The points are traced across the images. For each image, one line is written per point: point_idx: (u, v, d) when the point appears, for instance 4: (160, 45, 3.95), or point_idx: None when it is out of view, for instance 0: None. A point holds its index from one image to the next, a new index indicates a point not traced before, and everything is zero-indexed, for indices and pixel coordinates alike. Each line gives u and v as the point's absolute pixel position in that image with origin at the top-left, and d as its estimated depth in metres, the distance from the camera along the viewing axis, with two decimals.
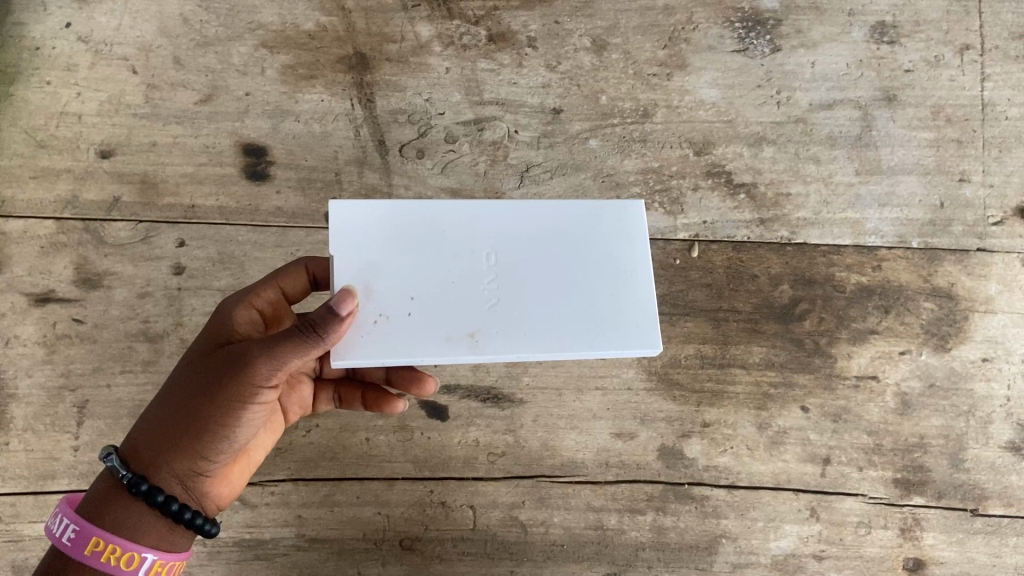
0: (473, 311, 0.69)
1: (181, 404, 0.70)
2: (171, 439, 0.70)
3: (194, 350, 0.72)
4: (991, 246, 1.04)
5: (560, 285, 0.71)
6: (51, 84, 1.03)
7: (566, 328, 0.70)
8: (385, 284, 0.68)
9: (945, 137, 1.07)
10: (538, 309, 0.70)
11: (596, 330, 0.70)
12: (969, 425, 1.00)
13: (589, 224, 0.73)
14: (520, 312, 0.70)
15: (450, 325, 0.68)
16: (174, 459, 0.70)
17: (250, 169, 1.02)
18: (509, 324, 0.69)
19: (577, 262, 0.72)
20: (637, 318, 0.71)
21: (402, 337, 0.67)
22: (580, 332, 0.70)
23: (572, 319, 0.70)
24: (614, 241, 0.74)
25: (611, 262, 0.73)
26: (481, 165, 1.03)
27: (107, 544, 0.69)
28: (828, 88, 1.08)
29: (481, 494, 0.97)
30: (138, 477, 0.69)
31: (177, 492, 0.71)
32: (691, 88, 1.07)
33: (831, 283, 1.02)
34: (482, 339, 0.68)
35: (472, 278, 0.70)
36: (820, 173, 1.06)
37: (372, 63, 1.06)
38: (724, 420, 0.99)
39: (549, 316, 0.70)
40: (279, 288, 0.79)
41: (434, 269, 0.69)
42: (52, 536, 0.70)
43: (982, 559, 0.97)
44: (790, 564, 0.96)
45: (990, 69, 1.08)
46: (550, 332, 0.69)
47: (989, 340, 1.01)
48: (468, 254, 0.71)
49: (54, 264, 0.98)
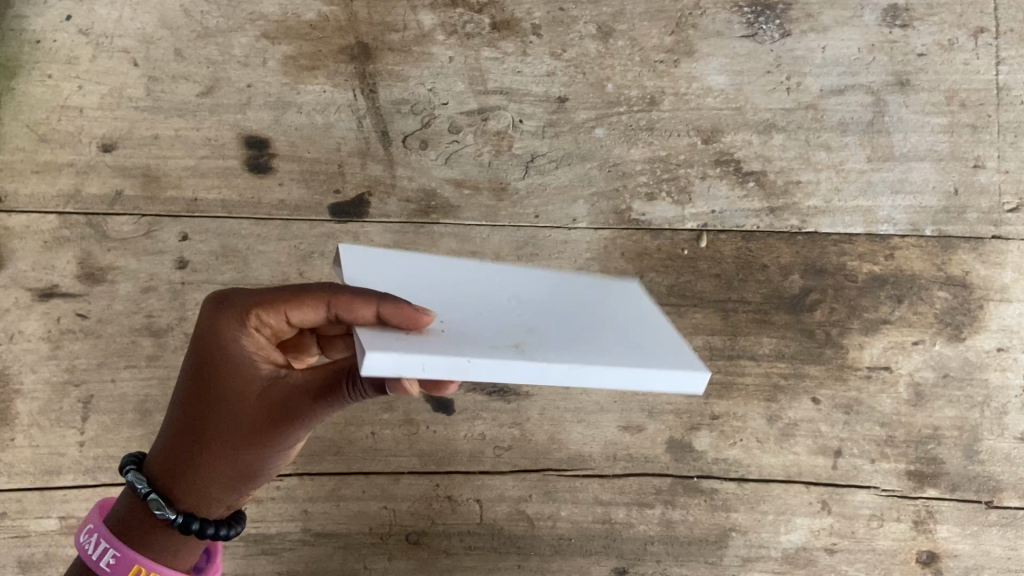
0: (507, 328, 0.56)
1: (222, 453, 0.67)
2: (214, 480, 0.68)
3: (216, 393, 0.67)
4: (1006, 234, 1.01)
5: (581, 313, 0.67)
6: (52, 78, 1.02)
7: (624, 347, 0.55)
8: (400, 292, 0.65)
9: (959, 122, 1.04)
10: (580, 324, 0.62)
11: (658, 347, 0.58)
12: (983, 415, 0.98)
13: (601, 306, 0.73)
14: (563, 324, 0.61)
15: (479, 344, 0.51)
16: (219, 495, 0.69)
17: (253, 161, 1.01)
18: (555, 339, 0.55)
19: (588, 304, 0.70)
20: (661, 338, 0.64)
21: (426, 351, 0.47)
22: (648, 355, 0.54)
23: (617, 331, 0.62)
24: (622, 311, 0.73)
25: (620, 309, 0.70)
26: (486, 155, 1.02)
27: (149, 573, 0.68)
28: (839, 73, 1.05)
29: (488, 487, 0.96)
30: (188, 517, 0.69)
31: (223, 517, 0.72)
32: (699, 74, 1.05)
33: (843, 272, 1.01)
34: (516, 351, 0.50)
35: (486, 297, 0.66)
36: (831, 160, 1.03)
37: (374, 52, 1.04)
38: (734, 412, 0.98)
39: (594, 330, 0.60)
40: (289, 313, 0.68)
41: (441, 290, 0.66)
42: (88, 558, 0.69)
43: (997, 552, 0.97)
44: (801, 558, 0.96)
45: (1004, 53, 1.05)
46: (608, 351, 0.53)
47: (1004, 329, 0.99)
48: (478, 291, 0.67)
49: (57, 259, 0.98)
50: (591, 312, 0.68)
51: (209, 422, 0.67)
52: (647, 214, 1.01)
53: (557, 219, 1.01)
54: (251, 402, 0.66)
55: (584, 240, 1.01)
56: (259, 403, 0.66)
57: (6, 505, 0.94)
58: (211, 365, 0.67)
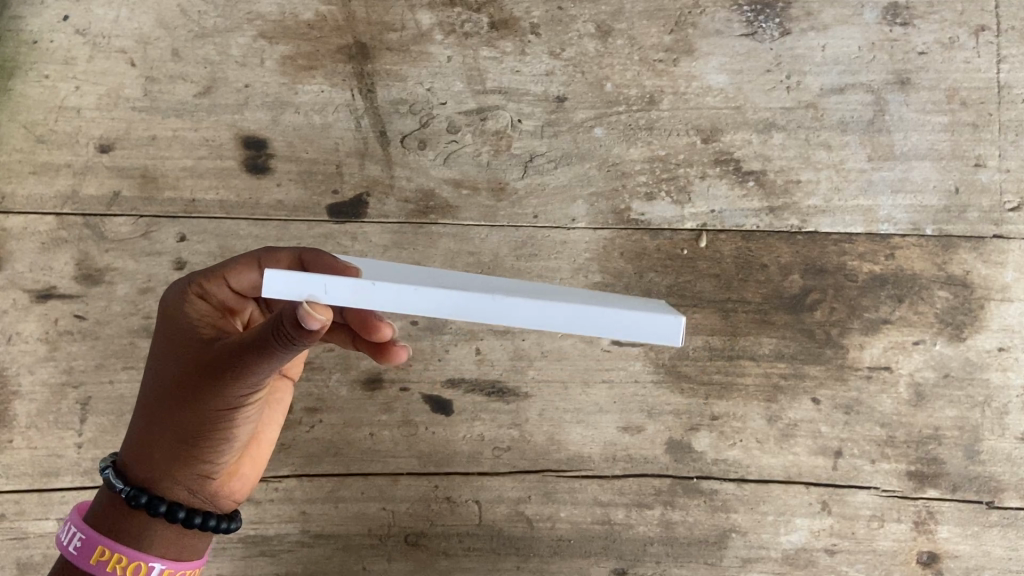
0: (457, 283, 0.52)
1: (172, 420, 0.68)
2: (164, 452, 0.70)
3: (168, 361, 0.69)
4: (1007, 233, 1.01)
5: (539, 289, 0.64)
6: (49, 78, 1.02)
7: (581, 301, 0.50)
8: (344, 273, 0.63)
9: (959, 121, 1.03)
10: (546, 291, 0.56)
11: (629, 306, 0.51)
12: (984, 415, 0.98)
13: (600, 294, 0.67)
14: (525, 288, 0.55)
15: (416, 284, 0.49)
16: (176, 471, 0.70)
17: (251, 161, 1.01)
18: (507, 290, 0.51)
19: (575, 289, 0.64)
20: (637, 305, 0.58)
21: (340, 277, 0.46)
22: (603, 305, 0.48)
23: (590, 298, 0.55)
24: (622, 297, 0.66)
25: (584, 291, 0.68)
26: (484, 154, 1.02)
27: (111, 553, 0.70)
28: (839, 72, 1.04)
29: (487, 488, 0.96)
30: (138, 490, 0.70)
31: (182, 499, 0.72)
32: (698, 74, 1.04)
33: (843, 272, 1.00)
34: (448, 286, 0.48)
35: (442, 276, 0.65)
36: (831, 159, 1.03)
37: (372, 52, 1.04)
38: (733, 412, 0.97)
39: (563, 295, 0.54)
40: (232, 282, 0.71)
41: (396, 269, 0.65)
42: (60, 545, 0.72)
43: (998, 553, 0.96)
44: (802, 559, 0.96)
45: (1006, 50, 1.04)
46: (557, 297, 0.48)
47: (1005, 329, 0.99)
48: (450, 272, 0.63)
49: (55, 260, 0.98)
50: (576, 291, 0.62)
51: (162, 390, 0.69)
52: (647, 214, 1.01)
53: (556, 219, 1.01)
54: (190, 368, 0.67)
55: (584, 240, 1.00)
56: (197, 367, 0.67)
57: (3, 507, 0.94)
58: (163, 340, 0.71)
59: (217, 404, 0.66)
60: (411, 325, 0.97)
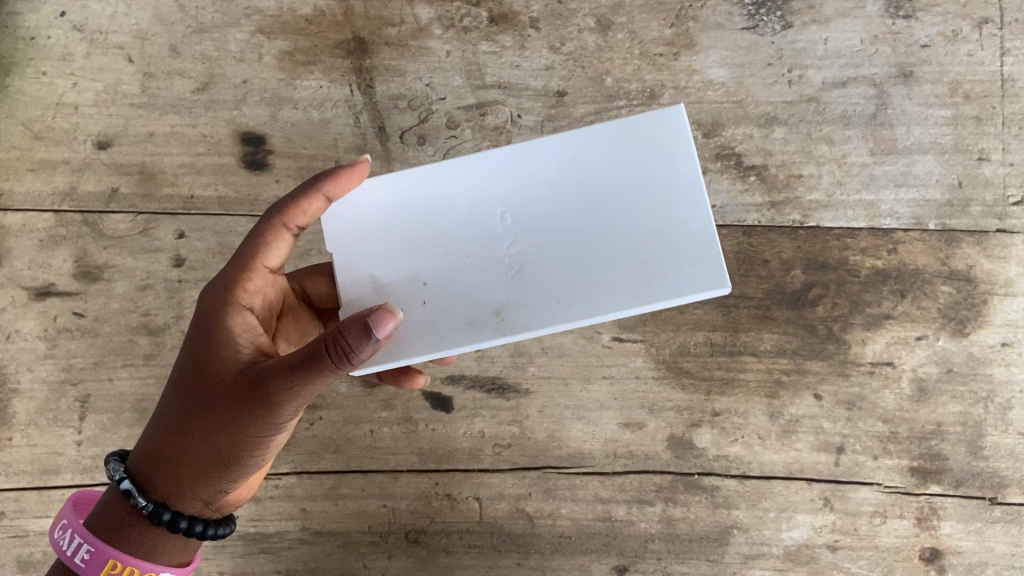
0: (508, 291, 0.66)
1: (201, 440, 0.66)
2: (190, 471, 0.67)
3: (201, 374, 0.66)
4: (1011, 227, 1.00)
5: (592, 215, 0.67)
6: (47, 75, 1.02)
7: (608, 282, 0.65)
8: (393, 271, 0.68)
9: (963, 115, 1.02)
10: (577, 266, 0.66)
11: (663, 273, 0.65)
12: (987, 411, 0.97)
13: (630, 163, 0.67)
14: (561, 283, 0.66)
15: (469, 309, 0.67)
16: (198, 490, 0.68)
17: (249, 157, 1.00)
18: (557, 307, 0.65)
19: (605, 194, 0.67)
20: (692, 255, 0.65)
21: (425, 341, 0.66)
22: (625, 285, 0.65)
23: (617, 264, 0.66)
24: (652, 175, 0.67)
25: (637, 178, 0.67)
26: (484, 150, 1.01)
27: (124, 566, 0.69)
28: (841, 65, 1.03)
29: (487, 485, 0.96)
30: (160, 506, 0.68)
31: (199, 513, 0.71)
32: (699, 68, 1.03)
33: (845, 266, 0.99)
34: (508, 318, 0.66)
35: (487, 231, 0.68)
36: (833, 153, 1.02)
37: (371, 47, 1.03)
38: (734, 408, 0.97)
39: (593, 279, 0.65)
40: (271, 263, 0.71)
41: (440, 229, 0.69)
42: (62, 553, 0.69)
43: (1001, 549, 0.95)
44: (803, 555, 0.95)
45: (1010, 43, 1.03)
46: (589, 294, 0.65)
47: (1008, 324, 0.98)
48: (479, 209, 0.68)
49: (53, 258, 0.97)
50: (607, 214, 0.67)
51: (190, 405, 0.66)
52: None
53: None
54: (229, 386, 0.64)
55: None
56: (233, 390, 0.64)
57: (4, 505, 0.94)
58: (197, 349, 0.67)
59: (254, 430, 0.64)
60: None
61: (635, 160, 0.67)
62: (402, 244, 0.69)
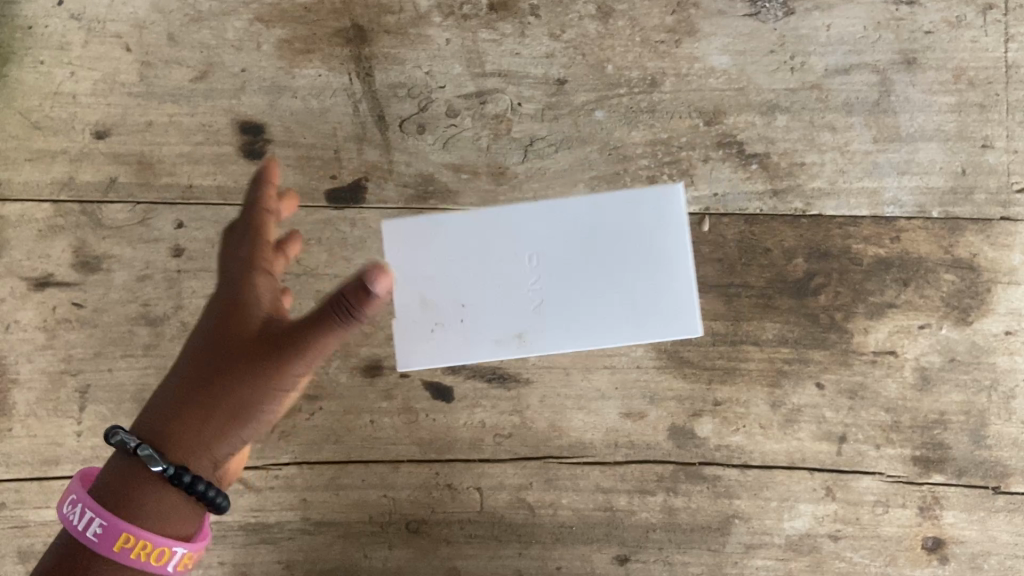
0: (531, 318, 0.88)
1: (235, 389, 0.71)
2: (215, 427, 0.71)
3: (226, 333, 0.73)
4: (1014, 215, 0.99)
5: (602, 266, 0.88)
6: (45, 64, 1.01)
7: (608, 319, 0.88)
8: (441, 295, 0.88)
9: (967, 102, 1.01)
10: (584, 303, 0.88)
11: (650, 318, 0.87)
12: (990, 400, 0.97)
13: (634, 227, 0.88)
14: (572, 316, 0.88)
15: (500, 330, 0.88)
16: (219, 446, 0.72)
17: (248, 147, 1.00)
18: (567, 335, 0.88)
19: (611, 250, 0.88)
20: (672, 308, 0.87)
21: (464, 348, 0.88)
22: (621, 324, 0.87)
23: (615, 306, 0.88)
24: (649, 239, 0.88)
25: (640, 243, 0.88)
26: (484, 139, 1.01)
27: (138, 540, 0.69)
28: (844, 52, 1.02)
29: (488, 475, 0.95)
30: (181, 468, 0.70)
31: (214, 474, 0.73)
32: (701, 55, 1.02)
33: (848, 255, 0.99)
34: (527, 339, 0.88)
35: (516, 268, 0.88)
36: (836, 141, 1.01)
37: (370, 35, 1.02)
38: (736, 398, 0.96)
39: (597, 314, 0.88)
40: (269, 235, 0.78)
41: (480, 263, 0.89)
42: (73, 529, 0.69)
43: (1004, 538, 0.95)
44: (805, 544, 0.95)
45: (1014, 28, 1.02)
46: (592, 328, 0.88)
47: (1012, 313, 0.98)
48: (511, 252, 0.88)
49: (52, 248, 0.97)
50: (611, 267, 0.88)
51: (215, 361, 0.72)
52: None
53: None
54: (250, 336, 0.72)
55: None
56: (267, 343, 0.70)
57: (4, 495, 0.94)
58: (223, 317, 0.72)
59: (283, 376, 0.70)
60: None
61: (637, 227, 0.88)
62: (447, 271, 0.89)
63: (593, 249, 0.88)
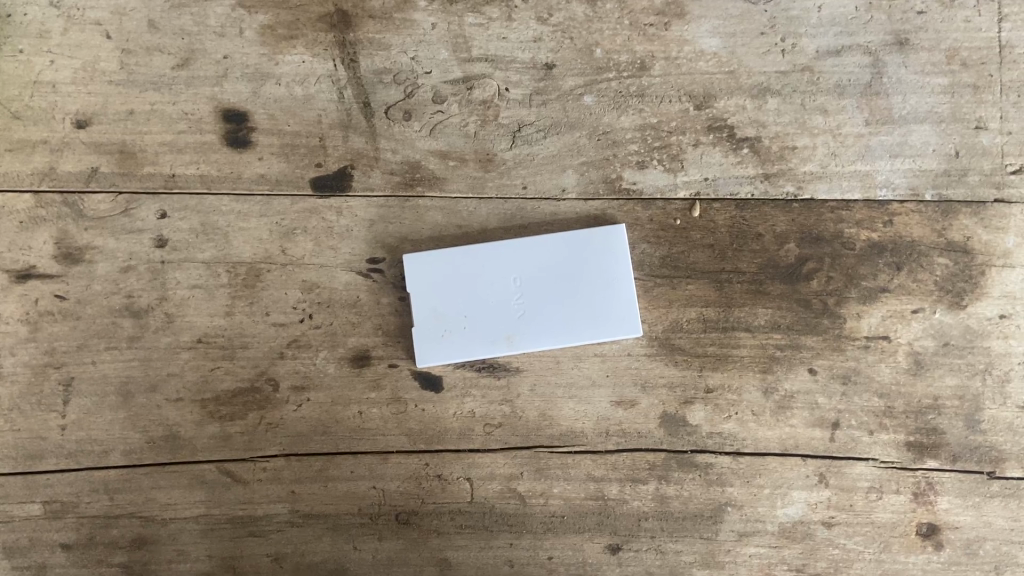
0: (502, 327, 0.93)
1: None
2: None
3: None
4: (1008, 197, 0.98)
5: (568, 278, 0.94)
6: (24, 52, 0.98)
7: (570, 325, 0.93)
8: (425, 307, 0.93)
9: (960, 83, 1.00)
10: (551, 311, 0.94)
11: (608, 325, 0.93)
12: (985, 384, 0.96)
13: (586, 248, 0.94)
14: (539, 325, 0.93)
15: (473, 339, 0.93)
16: None
17: (231, 135, 0.98)
18: (533, 341, 0.93)
19: (569, 266, 0.94)
20: (626, 315, 0.93)
21: (443, 354, 0.92)
22: (582, 326, 0.93)
23: (576, 313, 0.93)
24: (602, 258, 0.94)
25: (603, 259, 0.94)
26: (471, 125, 0.99)
27: None
28: (836, 33, 1.01)
29: (479, 465, 0.95)
30: None
31: None
32: (690, 38, 1.01)
33: (840, 239, 0.98)
34: (498, 347, 0.93)
35: (494, 282, 0.94)
36: (828, 124, 1.00)
37: (354, 20, 1.01)
38: (728, 385, 0.95)
39: (559, 322, 0.93)
40: None
41: (461, 278, 0.94)
42: None
43: (999, 524, 0.95)
44: (799, 531, 0.95)
45: (1008, 8, 1.01)
46: (557, 332, 0.93)
47: (1006, 296, 0.97)
48: (490, 268, 0.94)
49: (33, 239, 0.95)
50: (577, 281, 0.94)
51: None
52: (639, 183, 0.99)
53: (545, 190, 0.98)
54: None
55: (574, 212, 0.98)
56: None
57: None
58: None
59: None
60: (400, 302, 0.96)
61: (591, 246, 0.94)
62: (431, 287, 0.93)
63: (563, 263, 0.94)
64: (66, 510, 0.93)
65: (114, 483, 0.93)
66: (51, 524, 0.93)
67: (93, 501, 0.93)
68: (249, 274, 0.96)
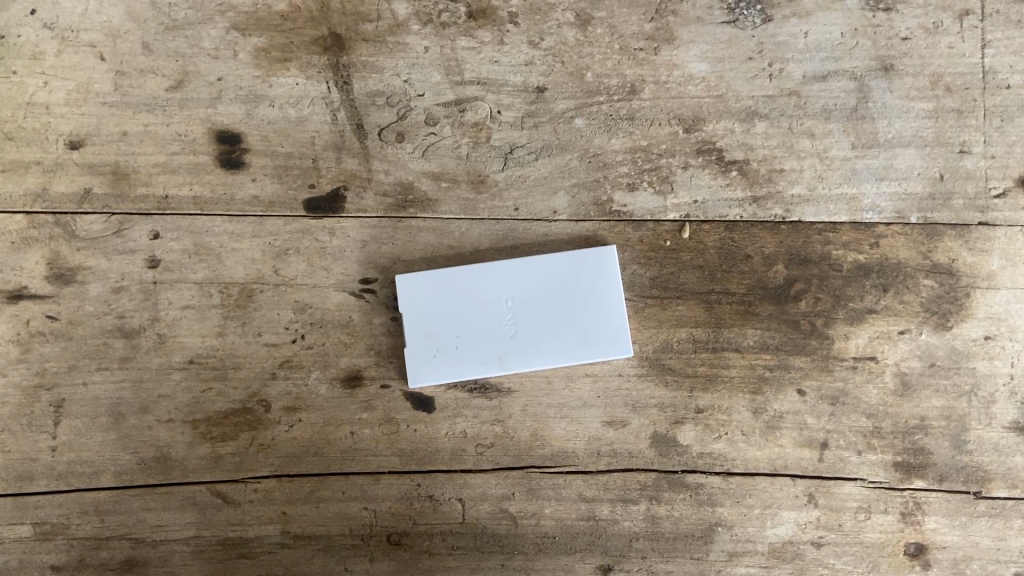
0: (494, 346, 0.94)
1: None
2: None
3: None
4: (993, 220, 1.00)
5: (561, 297, 0.95)
6: (18, 74, 0.99)
7: (562, 344, 0.94)
8: (418, 327, 0.93)
9: (944, 107, 1.02)
10: (545, 330, 0.94)
11: (600, 344, 0.94)
12: (970, 405, 0.97)
13: (579, 268, 0.95)
14: (532, 344, 0.94)
15: (466, 359, 0.93)
16: None
17: (225, 156, 0.99)
18: (526, 360, 0.93)
19: (562, 286, 0.95)
20: (617, 335, 0.94)
21: (436, 372, 0.93)
22: (573, 345, 0.94)
23: (569, 332, 0.94)
24: (595, 278, 0.95)
25: (597, 278, 0.95)
26: (464, 147, 1.00)
27: None
28: (822, 58, 1.03)
29: (470, 486, 0.95)
30: None
31: None
32: (680, 62, 1.02)
33: (827, 261, 0.99)
34: (492, 366, 0.93)
35: (487, 302, 0.94)
36: (815, 147, 1.01)
37: (347, 43, 1.02)
38: (718, 405, 0.96)
39: (552, 342, 0.94)
40: None
41: (455, 298, 0.94)
42: None
43: (986, 543, 0.96)
44: (788, 551, 0.95)
45: (990, 34, 1.03)
46: (550, 352, 0.94)
47: (992, 317, 0.98)
48: (484, 288, 0.95)
49: (25, 260, 0.95)
50: (570, 300, 0.95)
51: None
52: (629, 205, 1.00)
53: (536, 211, 0.99)
54: None
55: (565, 233, 0.99)
56: None
57: None
58: None
59: None
60: (392, 323, 0.96)
61: (584, 266, 0.95)
62: (425, 306, 0.94)
63: (556, 282, 0.95)
64: (56, 531, 0.92)
65: (104, 505, 0.93)
66: (40, 546, 0.92)
67: (83, 523, 0.93)
68: (242, 295, 0.96)
